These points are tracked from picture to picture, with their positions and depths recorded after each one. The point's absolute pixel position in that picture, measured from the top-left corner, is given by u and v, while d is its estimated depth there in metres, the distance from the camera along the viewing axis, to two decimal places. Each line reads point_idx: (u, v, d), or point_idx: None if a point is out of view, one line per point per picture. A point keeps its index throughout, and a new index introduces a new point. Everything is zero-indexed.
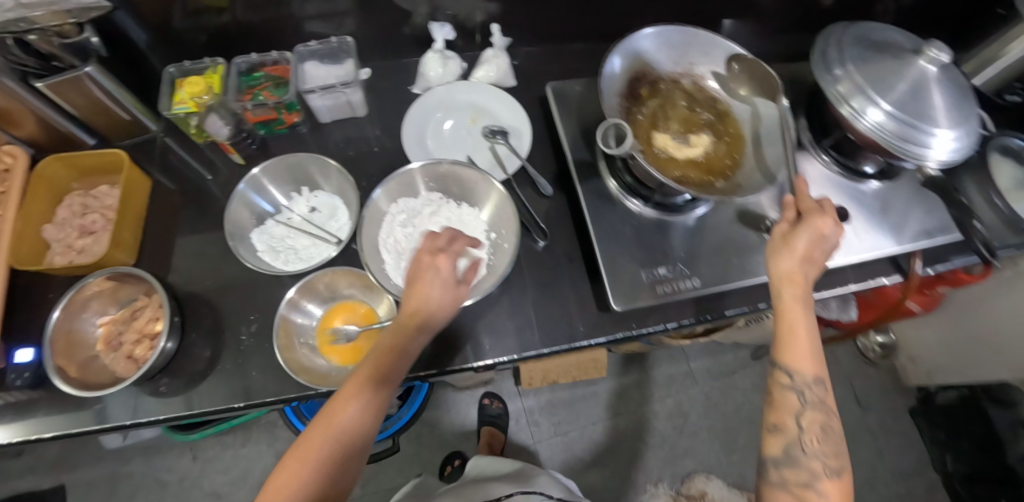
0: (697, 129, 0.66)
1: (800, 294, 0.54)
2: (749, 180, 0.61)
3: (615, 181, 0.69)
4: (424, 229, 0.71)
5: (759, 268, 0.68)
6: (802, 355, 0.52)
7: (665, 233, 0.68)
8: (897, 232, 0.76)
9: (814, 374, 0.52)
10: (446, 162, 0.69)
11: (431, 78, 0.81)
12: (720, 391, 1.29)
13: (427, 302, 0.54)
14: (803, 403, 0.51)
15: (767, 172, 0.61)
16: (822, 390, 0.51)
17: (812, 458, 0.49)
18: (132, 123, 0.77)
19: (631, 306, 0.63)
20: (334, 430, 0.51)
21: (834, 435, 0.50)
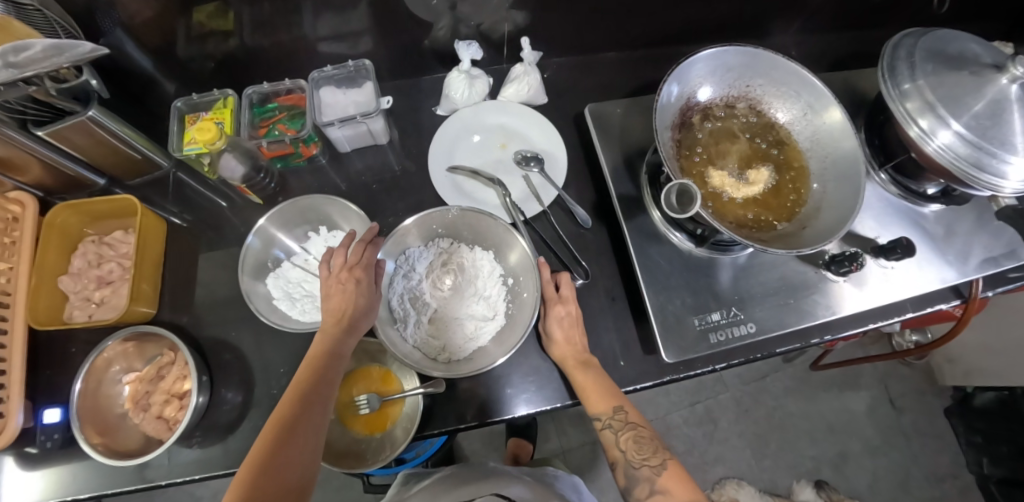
0: (756, 162, 0.61)
1: (575, 354, 0.59)
2: (815, 219, 0.57)
3: (659, 212, 0.63)
4: (433, 280, 0.65)
5: (817, 308, 0.65)
6: (592, 392, 0.56)
7: (715, 274, 0.64)
8: (962, 260, 0.70)
9: (612, 404, 0.56)
10: (454, 209, 0.63)
11: (456, 100, 0.72)
12: (751, 396, 1.26)
13: (350, 307, 0.54)
14: (613, 434, 0.56)
15: (839, 208, 0.56)
16: (621, 412, 0.55)
17: (641, 467, 0.53)
18: (143, 161, 0.72)
19: (684, 358, 0.59)
20: (280, 428, 0.47)
21: (650, 438, 0.55)
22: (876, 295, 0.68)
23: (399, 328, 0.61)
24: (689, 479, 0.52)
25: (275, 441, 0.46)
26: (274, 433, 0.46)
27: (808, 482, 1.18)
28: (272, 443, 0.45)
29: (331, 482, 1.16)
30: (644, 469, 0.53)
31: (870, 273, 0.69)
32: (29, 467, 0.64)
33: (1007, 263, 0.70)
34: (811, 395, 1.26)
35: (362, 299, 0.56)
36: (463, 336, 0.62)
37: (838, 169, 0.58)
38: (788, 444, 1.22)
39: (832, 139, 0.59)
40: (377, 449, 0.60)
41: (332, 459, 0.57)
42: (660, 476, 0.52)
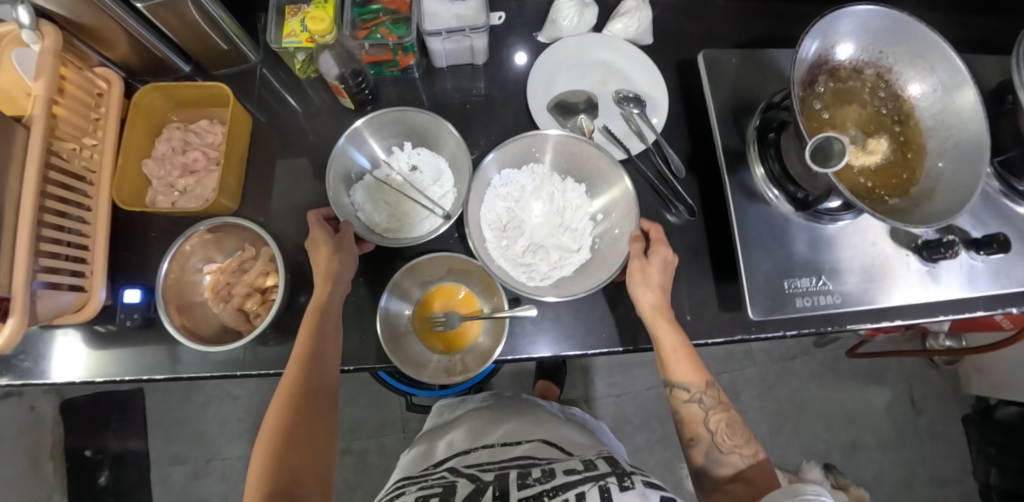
0: (875, 132, 0.58)
1: (670, 316, 0.57)
2: (931, 198, 0.55)
3: (762, 169, 0.61)
4: (524, 207, 0.64)
5: (903, 291, 0.63)
6: (683, 363, 0.55)
7: (808, 240, 0.62)
8: None
9: (702, 378, 0.55)
10: (558, 135, 0.61)
11: (562, 27, 0.68)
12: (776, 376, 1.28)
13: (335, 266, 0.57)
14: (704, 409, 0.54)
15: (957, 189, 0.53)
16: (713, 390, 0.55)
17: (728, 451, 0.52)
18: (229, 52, 0.70)
19: (768, 318, 0.59)
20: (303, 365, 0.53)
21: (741, 425, 0.54)
22: (960, 286, 0.66)
23: (489, 243, 0.61)
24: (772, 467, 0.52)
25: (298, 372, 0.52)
26: (294, 378, 0.52)
27: (817, 464, 1.22)
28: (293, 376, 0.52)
29: (363, 398, 1.21)
30: (731, 454, 0.52)
31: (960, 262, 0.66)
32: (112, 341, 0.66)
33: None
34: (834, 383, 1.28)
35: (344, 244, 0.58)
36: (548, 265, 0.62)
37: (957, 151, 0.55)
38: (805, 425, 1.25)
39: (954, 119, 0.56)
40: (452, 363, 0.62)
41: (410, 366, 0.58)
42: (748, 464, 0.51)
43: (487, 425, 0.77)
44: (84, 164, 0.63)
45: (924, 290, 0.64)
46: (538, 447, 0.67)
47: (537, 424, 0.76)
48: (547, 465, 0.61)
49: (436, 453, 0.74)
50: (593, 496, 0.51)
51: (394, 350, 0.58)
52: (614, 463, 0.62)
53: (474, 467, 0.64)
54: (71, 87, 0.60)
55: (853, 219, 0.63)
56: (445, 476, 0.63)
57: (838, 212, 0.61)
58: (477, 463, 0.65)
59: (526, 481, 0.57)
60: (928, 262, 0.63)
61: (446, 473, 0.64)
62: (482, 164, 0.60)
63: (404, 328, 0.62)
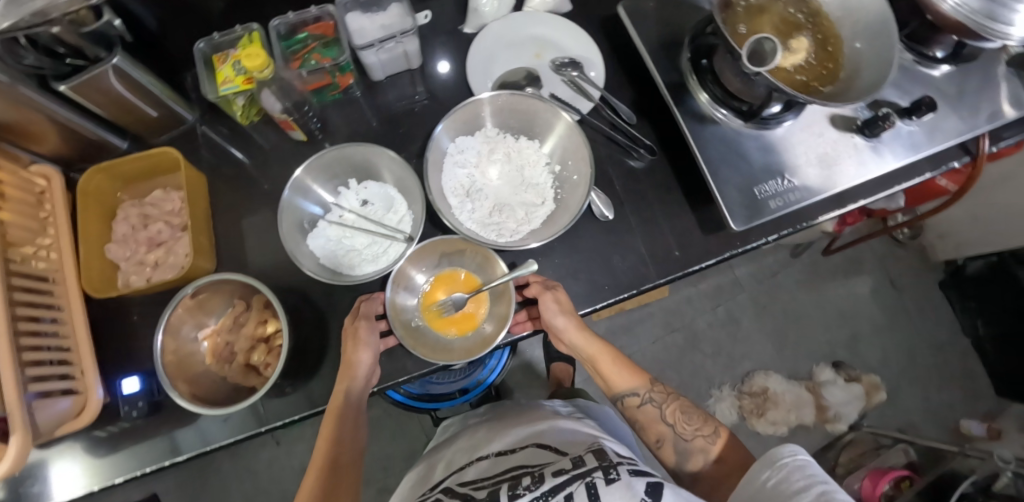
0: (795, 33, 0.63)
1: (610, 361, 0.73)
2: (858, 77, 0.60)
3: (705, 94, 0.65)
4: (483, 172, 0.65)
5: (859, 170, 0.68)
6: (629, 377, 0.71)
7: (762, 146, 0.66)
8: (974, 116, 0.75)
9: (644, 383, 0.71)
10: (506, 93, 0.61)
11: (485, 14, 0.70)
12: (770, 293, 1.30)
13: (359, 369, 0.55)
14: (660, 409, 0.68)
15: (878, 64, 0.59)
16: (658, 392, 0.70)
17: (691, 436, 0.65)
18: (165, 117, 0.69)
19: (750, 226, 0.63)
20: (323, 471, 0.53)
21: (693, 413, 0.68)
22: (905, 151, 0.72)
23: (456, 207, 0.62)
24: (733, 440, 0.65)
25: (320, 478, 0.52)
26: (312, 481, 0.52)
27: (828, 365, 1.27)
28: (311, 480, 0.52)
29: (386, 431, 1.19)
30: (697, 439, 0.65)
31: (898, 132, 0.72)
32: (120, 437, 0.63)
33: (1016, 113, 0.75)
34: (822, 285, 1.32)
35: (371, 351, 0.56)
36: (516, 221, 0.63)
37: (869, 24, 0.60)
38: (806, 333, 1.30)
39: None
40: (470, 341, 0.62)
41: (434, 354, 0.60)
42: (711, 443, 0.64)
43: (483, 436, 0.77)
44: (44, 264, 0.60)
45: (878, 161, 0.69)
46: (533, 452, 0.65)
47: (536, 431, 0.73)
48: (537, 470, 0.58)
49: (435, 475, 0.74)
50: (581, 496, 0.49)
51: (412, 341, 0.60)
52: (605, 454, 0.59)
53: (469, 485, 0.62)
54: (11, 190, 0.58)
55: (797, 118, 0.68)
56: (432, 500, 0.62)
57: (780, 114, 0.65)
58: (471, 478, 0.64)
59: (515, 491, 0.53)
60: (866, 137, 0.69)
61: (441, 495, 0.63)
62: (434, 131, 0.61)
63: (413, 321, 0.62)
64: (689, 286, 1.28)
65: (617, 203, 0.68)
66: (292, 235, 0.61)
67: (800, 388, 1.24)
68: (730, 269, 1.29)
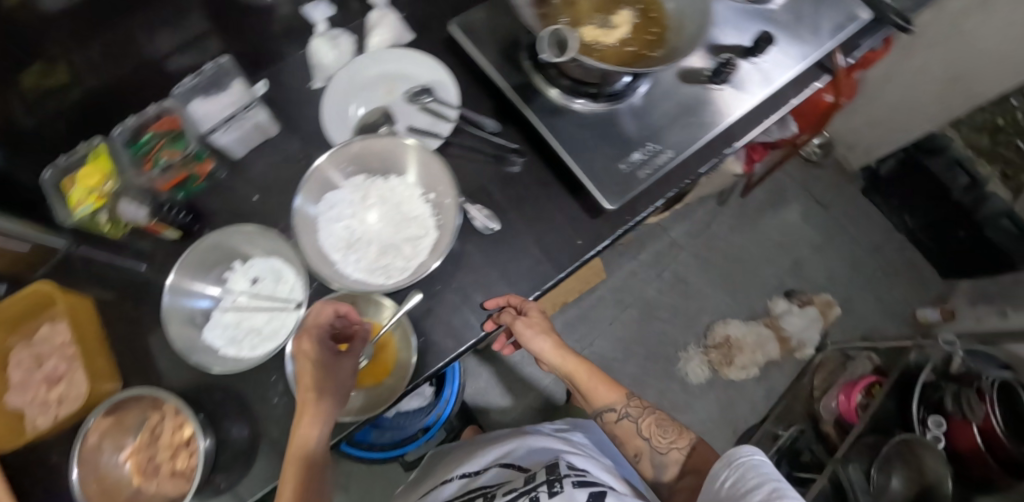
0: (618, 8, 0.64)
1: (585, 376, 0.76)
2: (681, 36, 0.61)
3: (556, 88, 0.67)
4: (362, 220, 0.65)
5: (719, 117, 0.70)
6: (603, 391, 0.74)
7: (619, 121, 0.68)
8: (816, 36, 0.78)
9: (619, 396, 0.73)
10: (355, 140, 0.63)
11: (328, 66, 0.71)
12: (709, 244, 1.33)
13: (315, 395, 0.51)
14: (634, 421, 0.71)
15: (694, 21, 0.59)
16: (634, 404, 0.72)
17: (665, 451, 0.68)
18: (34, 251, 0.67)
19: (625, 200, 0.64)
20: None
21: (668, 425, 0.70)
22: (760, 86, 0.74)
23: (340, 262, 0.62)
24: (709, 454, 0.67)
25: None
26: None
27: (781, 297, 1.31)
28: None
29: (375, 485, 1.17)
30: (673, 451, 0.68)
31: (749, 70, 0.74)
32: None
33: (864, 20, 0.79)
34: (756, 222, 1.36)
35: (332, 386, 0.53)
36: (403, 258, 0.64)
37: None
38: (752, 273, 1.33)
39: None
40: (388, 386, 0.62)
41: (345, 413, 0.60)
42: (682, 455, 0.67)
43: (466, 456, 0.88)
44: None
45: (735, 104, 0.71)
46: (501, 473, 0.76)
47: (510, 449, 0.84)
48: (494, 490, 0.72)
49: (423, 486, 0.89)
50: None
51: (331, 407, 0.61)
52: (557, 466, 0.69)
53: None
54: None
55: (648, 85, 0.70)
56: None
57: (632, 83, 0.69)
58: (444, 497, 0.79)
59: None
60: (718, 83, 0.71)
61: None
62: (293, 208, 0.61)
63: None
64: (631, 258, 1.30)
65: (501, 212, 0.69)
66: (185, 335, 0.60)
67: (760, 327, 1.27)
68: (665, 231, 1.32)
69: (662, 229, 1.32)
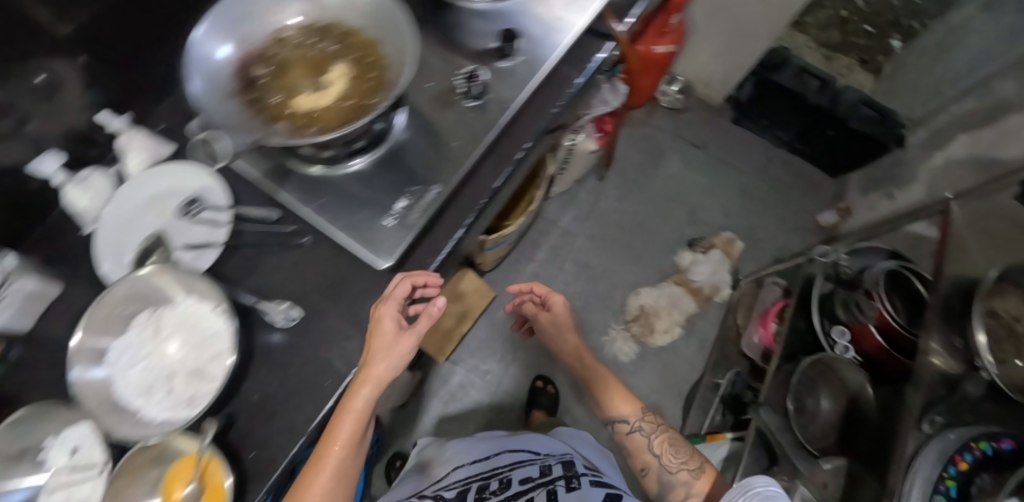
0: (332, 64, 0.62)
1: (618, 393, 0.92)
2: (396, 71, 0.59)
3: (315, 165, 0.66)
4: (160, 356, 0.62)
5: (486, 130, 0.68)
6: (627, 403, 0.89)
7: (383, 171, 0.66)
8: (575, 11, 0.76)
9: (634, 410, 0.88)
10: (114, 286, 0.61)
11: (90, 210, 0.68)
12: (600, 223, 1.32)
13: (381, 373, 0.57)
14: (646, 435, 0.85)
15: (401, 54, 0.58)
16: (648, 418, 0.87)
17: (676, 470, 0.79)
18: None
19: (398, 254, 0.61)
20: (327, 467, 0.56)
21: (681, 444, 0.82)
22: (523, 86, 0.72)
23: (141, 409, 0.59)
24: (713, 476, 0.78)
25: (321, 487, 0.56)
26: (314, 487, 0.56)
27: (684, 249, 1.30)
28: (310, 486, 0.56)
29: None
30: (683, 470, 0.78)
31: (508, 72, 0.72)
32: None
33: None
34: (640, 185, 1.35)
35: (395, 355, 0.58)
36: (208, 378, 0.60)
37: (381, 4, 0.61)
38: (651, 235, 1.32)
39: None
40: None
41: None
42: (696, 480, 0.77)
43: (476, 443, 0.99)
44: None
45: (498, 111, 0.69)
46: (513, 456, 0.91)
47: (525, 442, 0.96)
48: (507, 473, 0.85)
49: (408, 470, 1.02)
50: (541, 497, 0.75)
51: None
52: (568, 464, 0.84)
53: (443, 489, 0.86)
54: None
55: (405, 120, 0.69)
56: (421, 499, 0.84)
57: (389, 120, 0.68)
58: (461, 479, 0.88)
59: (484, 494, 0.81)
60: (476, 99, 0.69)
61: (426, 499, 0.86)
62: (71, 381, 0.58)
63: None
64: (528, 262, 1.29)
65: (302, 297, 0.66)
66: None
67: (670, 287, 1.27)
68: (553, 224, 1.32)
69: (549, 223, 1.31)
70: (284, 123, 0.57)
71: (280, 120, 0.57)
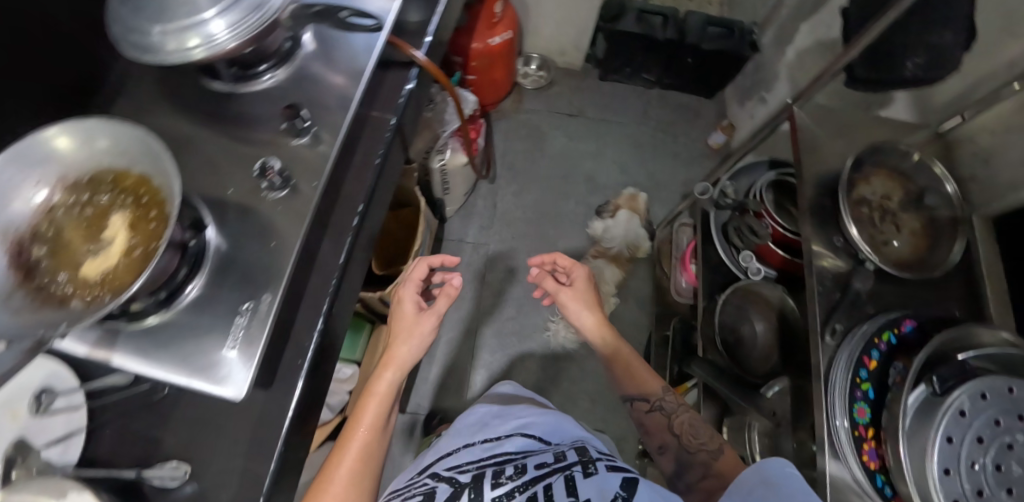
0: (108, 215, 0.60)
1: (639, 370, 0.93)
2: (168, 188, 0.57)
3: (150, 316, 0.62)
4: None
5: (303, 215, 0.67)
6: (651, 381, 0.90)
7: (215, 291, 0.64)
8: (360, 57, 0.76)
9: (659, 387, 0.90)
10: None
11: None
12: (505, 224, 1.33)
13: (403, 355, 0.83)
14: (666, 417, 0.86)
15: (161, 174, 0.57)
16: (673, 398, 0.88)
17: (694, 451, 0.79)
18: None
19: (253, 373, 0.59)
20: (367, 428, 0.77)
21: (701, 430, 0.82)
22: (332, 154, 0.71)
23: None
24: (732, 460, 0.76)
25: (362, 441, 0.75)
26: (357, 445, 0.75)
27: (592, 220, 1.32)
28: (352, 441, 0.75)
29: None
30: (701, 451, 0.78)
31: (308, 147, 0.71)
32: None
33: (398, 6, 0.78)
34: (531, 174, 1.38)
35: (415, 334, 0.86)
36: None
37: (124, 138, 0.60)
38: (555, 217, 1.34)
39: (82, 125, 0.59)
40: None
41: None
42: (715, 461, 0.76)
43: (487, 422, 0.87)
44: None
45: (312, 189, 0.68)
46: (523, 442, 0.79)
47: (532, 423, 0.85)
48: (520, 461, 0.71)
49: None
50: (558, 484, 0.62)
51: None
52: (582, 449, 0.73)
53: (452, 470, 0.73)
54: None
55: (213, 231, 0.67)
56: (430, 484, 0.70)
57: (198, 238, 0.65)
58: (471, 463, 0.74)
59: (498, 480, 0.66)
60: (286, 186, 0.68)
61: (426, 478, 0.73)
62: None
63: None
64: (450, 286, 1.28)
65: (186, 447, 0.63)
66: None
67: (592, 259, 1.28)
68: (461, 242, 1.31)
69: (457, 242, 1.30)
70: (79, 297, 0.55)
71: (74, 296, 0.54)
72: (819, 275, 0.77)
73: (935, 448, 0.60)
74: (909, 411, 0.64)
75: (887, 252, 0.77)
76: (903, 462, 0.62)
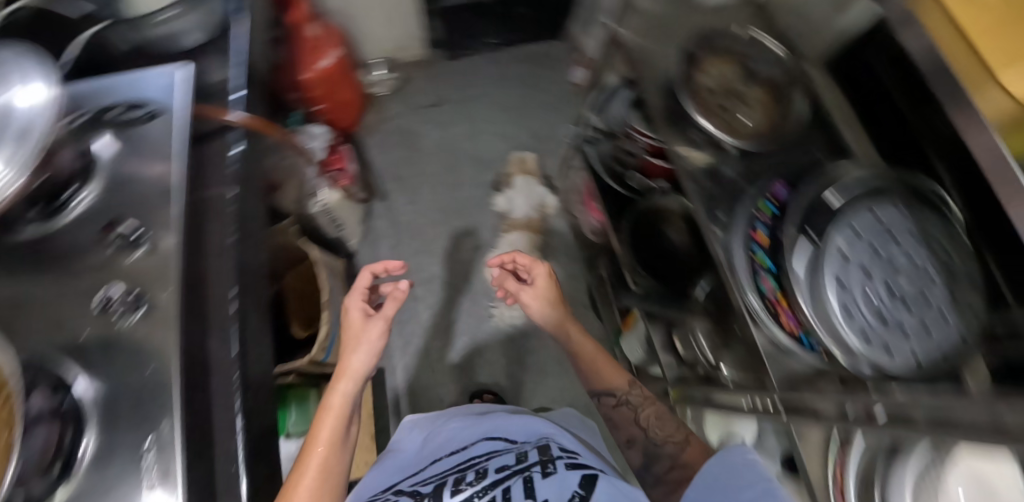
0: None
1: (605, 361, 1.05)
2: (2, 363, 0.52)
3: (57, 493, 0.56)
4: None
5: (168, 330, 0.62)
6: (614, 374, 1.02)
7: (114, 439, 0.59)
8: (167, 142, 0.70)
9: (623, 382, 1.00)
10: None
11: None
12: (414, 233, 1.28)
13: (355, 367, 0.92)
14: (634, 411, 0.95)
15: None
16: (640, 391, 0.98)
17: (663, 443, 0.87)
18: None
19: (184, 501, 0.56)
20: (325, 441, 0.85)
21: (669, 419, 0.90)
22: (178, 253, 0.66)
23: None
24: (703, 449, 0.83)
25: (319, 456, 0.83)
26: (317, 460, 0.83)
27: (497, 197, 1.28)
28: (312, 457, 0.83)
29: None
30: (669, 443, 0.87)
31: (147, 260, 0.66)
32: None
33: (186, 75, 0.74)
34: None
35: (363, 348, 0.95)
36: None
37: None
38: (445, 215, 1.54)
39: None
40: None
41: None
42: (682, 451, 0.84)
43: (456, 435, 1.01)
44: None
45: (168, 295, 0.64)
46: (491, 446, 0.92)
47: (500, 428, 0.99)
48: (483, 465, 0.84)
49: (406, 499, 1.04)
50: (519, 484, 0.74)
51: None
52: (545, 448, 0.86)
53: (416, 484, 0.85)
54: None
55: (90, 380, 0.61)
56: (395, 496, 0.82)
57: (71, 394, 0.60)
58: (434, 475, 0.86)
59: (460, 487, 0.79)
60: (140, 305, 0.64)
61: (389, 495, 0.84)
62: None
63: None
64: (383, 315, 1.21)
65: None
66: None
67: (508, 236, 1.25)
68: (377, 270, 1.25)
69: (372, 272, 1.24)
70: None
71: None
72: (691, 172, 0.79)
73: (835, 295, 0.58)
74: (802, 274, 0.63)
75: (747, 130, 0.79)
76: (814, 321, 0.60)
